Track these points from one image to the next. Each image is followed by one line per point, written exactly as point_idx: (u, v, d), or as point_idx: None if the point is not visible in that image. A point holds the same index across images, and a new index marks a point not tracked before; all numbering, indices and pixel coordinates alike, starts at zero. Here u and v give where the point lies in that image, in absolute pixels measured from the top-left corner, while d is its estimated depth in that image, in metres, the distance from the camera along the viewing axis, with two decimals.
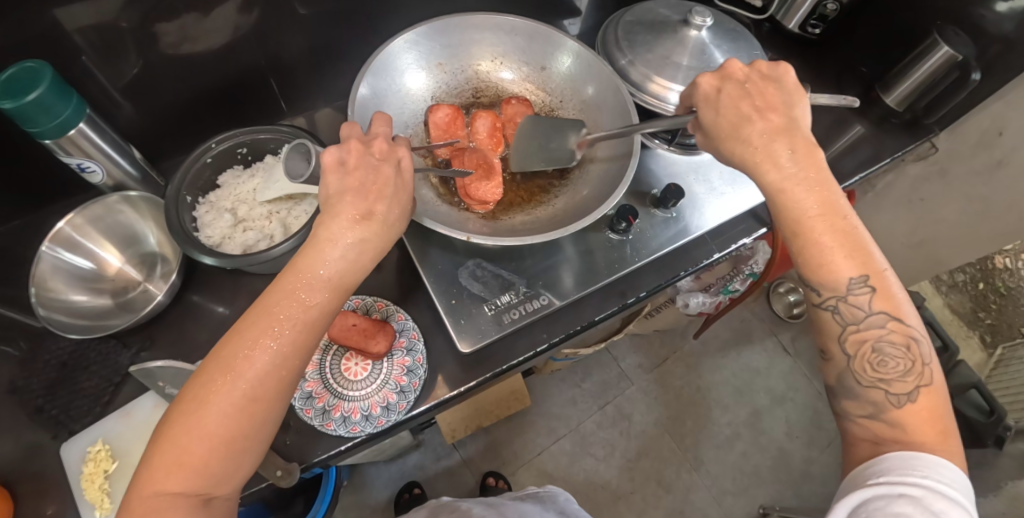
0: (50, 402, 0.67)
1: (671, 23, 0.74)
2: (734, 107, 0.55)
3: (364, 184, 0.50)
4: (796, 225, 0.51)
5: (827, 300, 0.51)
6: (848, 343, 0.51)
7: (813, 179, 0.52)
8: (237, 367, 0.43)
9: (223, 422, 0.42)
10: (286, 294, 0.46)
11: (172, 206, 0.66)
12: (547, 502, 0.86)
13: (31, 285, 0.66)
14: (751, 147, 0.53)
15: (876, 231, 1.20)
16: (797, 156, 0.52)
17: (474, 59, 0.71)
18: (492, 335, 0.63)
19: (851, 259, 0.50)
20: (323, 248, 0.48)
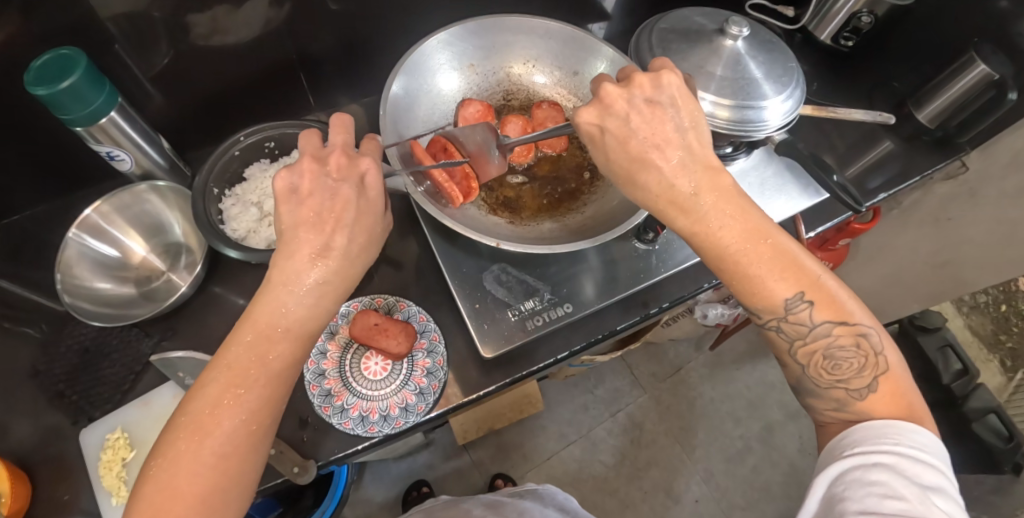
0: (70, 388, 0.69)
1: (706, 32, 0.73)
2: (627, 145, 0.48)
3: (320, 213, 0.48)
4: (718, 262, 0.48)
5: (768, 321, 0.48)
6: (799, 355, 0.49)
7: (722, 209, 0.47)
8: (204, 426, 0.42)
9: (195, 481, 0.41)
10: (243, 349, 0.44)
11: (199, 197, 0.66)
12: (547, 499, 0.85)
13: (57, 271, 0.67)
14: (653, 183, 0.48)
15: (897, 250, 1.16)
16: (699, 191, 0.47)
17: (507, 61, 0.70)
18: (514, 341, 0.62)
19: (784, 278, 0.47)
20: (280, 293, 0.46)
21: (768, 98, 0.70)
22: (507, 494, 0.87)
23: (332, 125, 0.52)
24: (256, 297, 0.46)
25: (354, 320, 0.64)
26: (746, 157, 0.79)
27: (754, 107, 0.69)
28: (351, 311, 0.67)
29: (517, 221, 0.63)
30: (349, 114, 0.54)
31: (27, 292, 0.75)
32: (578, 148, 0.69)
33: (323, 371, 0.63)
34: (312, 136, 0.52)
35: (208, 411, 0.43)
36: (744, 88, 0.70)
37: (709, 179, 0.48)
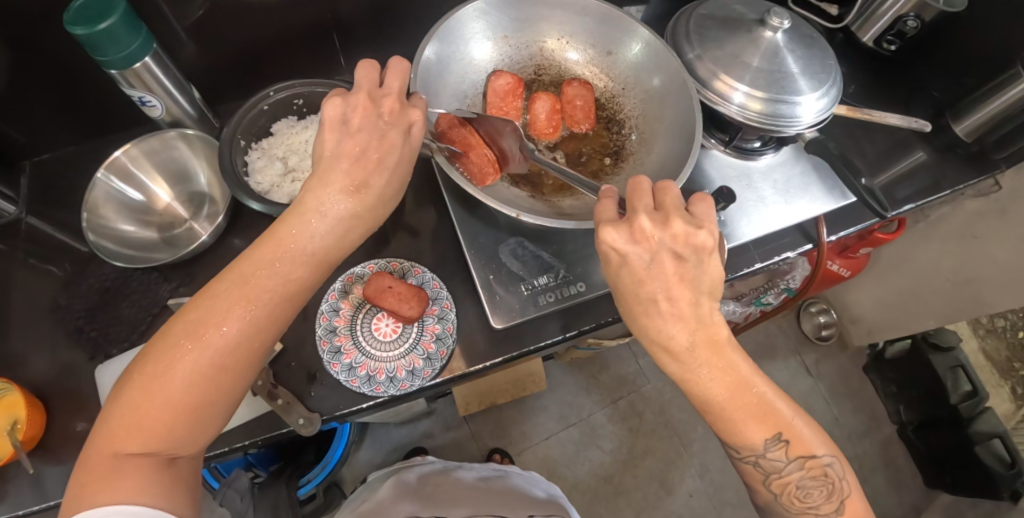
0: (89, 324, 0.71)
1: (746, 21, 0.72)
2: (641, 286, 0.46)
3: (364, 149, 0.49)
4: (703, 406, 0.47)
5: (747, 457, 0.48)
6: (772, 486, 0.49)
7: (714, 364, 0.46)
8: (206, 336, 0.44)
9: (187, 389, 0.43)
10: (269, 268, 0.46)
11: (225, 148, 0.66)
12: (533, 484, 0.87)
13: (84, 210, 0.68)
14: (654, 329, 0.46)
15: (921, 263, 1.14)
16: (697, 349, 0.45)
17: (540, 35, 0.68)
18: (525, 315, 0.62)
19: (763, 423, 0.47)
20: (310, 218, 0.48)
21: (803, 94, 0.69)
22: (491, 472, 0.90)
23: (390, 68, 0.54)
24: (288, 215, 0.48)
25: (369, 282, 0.64)
26: (774, 153, 0.78)
27: (787, 103, 0.69)
28: (366, 272, 0.68)
29: (539, 196, 0.61)
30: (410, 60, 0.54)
31: (56, 233, 0.79)
32: (605, 129, 0.67)
33: (334, 328, 0.65)
34: (370, 70, 0.53)
35: (214, 323, 0.44)
36: (779, 81, 0.69)
37: (710, 328, 0.46)
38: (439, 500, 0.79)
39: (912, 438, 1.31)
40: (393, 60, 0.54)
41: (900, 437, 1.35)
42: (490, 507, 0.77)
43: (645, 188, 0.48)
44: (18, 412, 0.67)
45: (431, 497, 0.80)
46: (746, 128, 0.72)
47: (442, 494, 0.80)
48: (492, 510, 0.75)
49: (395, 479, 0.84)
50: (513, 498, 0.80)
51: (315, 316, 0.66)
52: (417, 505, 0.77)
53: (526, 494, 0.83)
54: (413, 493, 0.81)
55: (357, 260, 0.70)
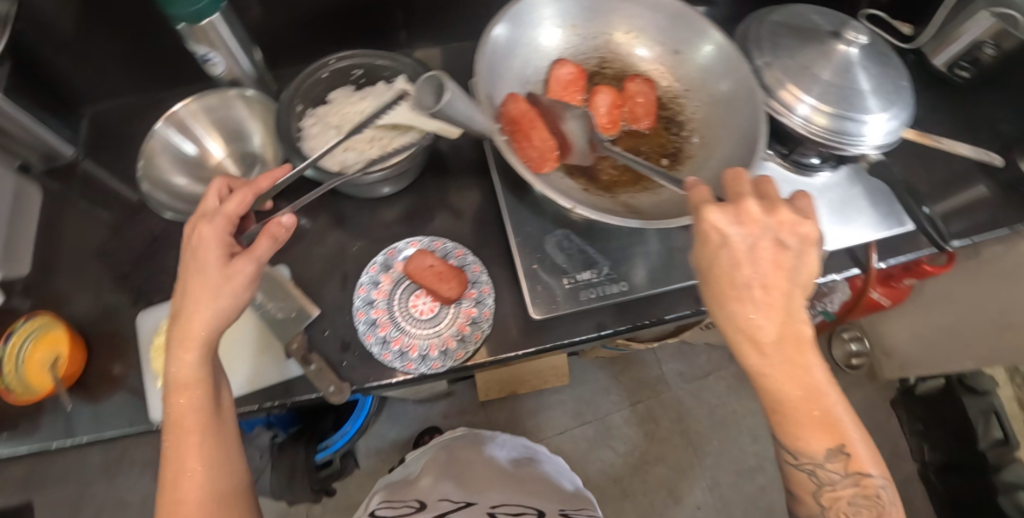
0: (135, 272, 0.74)
1: (821, 33, 0.70)
2: (736, 270, 0.44)
3: (214, 291, 0.49)
4: (772, 404, 0.45)
5: (803, 464, 0.46)
6: (821, 500, 0.47)
7: (793, 362, 0.44)
8: (185, 441, 0.49)
9: (204, 463, 0.49)
10: (216, 319, 0.49)
11: (283, 111, 0.67)
12: (561, 474, 0.87)
13: (140, 158, 0.70)
14: (741, 316, 0.44)
15: (961, 300, 1.08)
16: (782, 343, 0.44)
17: (608, 27, 0.67)
18: (566, 307, 0.61)
19: (828, 432, 0.45)
20: (196, 315, 0.48)
21: (871, 113, 0.66)
22: (522, 451, 0.90)
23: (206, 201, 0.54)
24: (193, 281, 0.49)
25: (411, 259, 0.65)
26: (832, 172, 0.76)
27: (854, 120, 0.66)
28: (408, 249, 0.69)
29: (592, 190, 0.59)
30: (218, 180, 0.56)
31: (111, 179, 0.82)
32: (664, 130, 0.65)
33: (372, 300, 0.65)
34: (201, 219, 0.52)
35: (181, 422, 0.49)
36: (848, 98, 0.67)
37: (799, 323, 0.45)
38: (472, 484, 0.75)
39: (931, 478, 1.28)
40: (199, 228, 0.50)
41: (920, 477, 1.31)
42: (513, 494, 0.75)
43: (747, 180, 0.47)
44: (59, 349, 0.70)
45: (464, 478, 0.76)
46: (808, 142, 0.70)
47: (475, 478, 0.77)
48: (526, 499, 0.72)
49: (432, 457, 0.83)
50: (546, 491, 0.78)
51: (355, 286, 0.67)
52: (448, 485, 0.74)
53: (555, 487, 0.81)
54: (446, 473, 0.78)
55: (402, 235, 0.71)
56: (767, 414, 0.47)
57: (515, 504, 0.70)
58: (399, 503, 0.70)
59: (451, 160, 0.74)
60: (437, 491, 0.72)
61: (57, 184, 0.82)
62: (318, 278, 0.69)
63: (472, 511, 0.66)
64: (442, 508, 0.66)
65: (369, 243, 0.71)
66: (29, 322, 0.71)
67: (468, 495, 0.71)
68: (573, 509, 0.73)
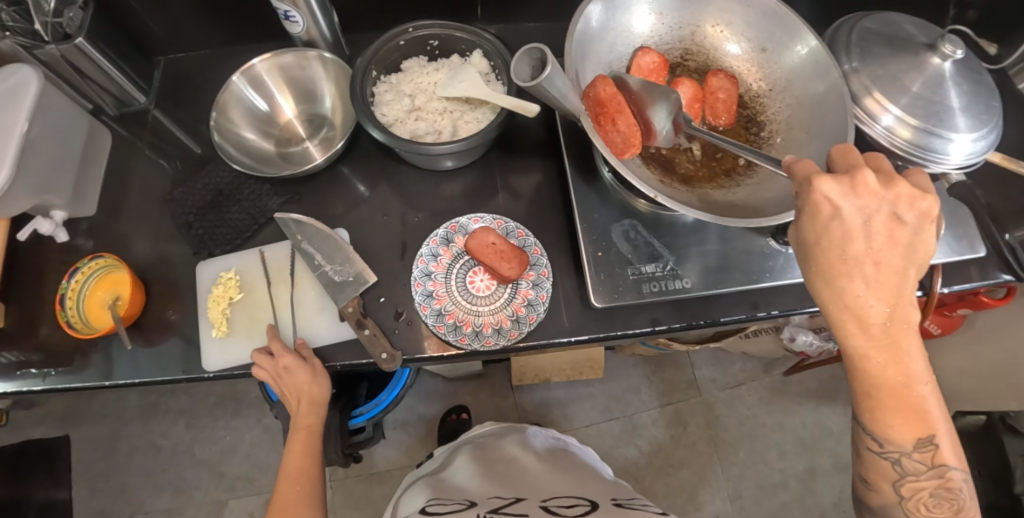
0: (198, 221, 0.74)
1: (915, 44, 0.67)
2: (848, 245, 0.43)
3: (298, 380, 0.65)
4: (865, 387, 0.45)
5: (889, 452, 0.47)
6: (902, 487, 0.48)
7: (895, 346, 0.44)
8: (293, 472, 0.70)
9: (301, 494, 0.69)
10: (313, 401, 0.68)
11: (359, 76, 0.66)
12: (596, 464, 0.88)
13: (214, 109, 0.71)
14: (848, 295, 0.43)
15: (1016, 338, 1.03)
16: (888, 324, 0.43)
17: (696, 19, 0.65)
18: (628, 299, 0.61)
19: (919, 421, 0.45)
20: (303, 395, 0.66)
21: (959, 131, 0.64)
22: (554, 442, 0.91)
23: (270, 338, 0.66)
24: (292, 384, 0.65)
25: (473, 235, 0.65)
26: None
27: (941, 137, 0.64)
28: (470, 225, 0.69)
29: (667, 182, 0.58)
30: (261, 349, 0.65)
31: (179, 130, 0.83)
32: (743, 129, 0.63)
33: (430, 272, 0.66)
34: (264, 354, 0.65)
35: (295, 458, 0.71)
36: (938, 114, 0.64)
37: (904, 305, 0.44)
38: (518, 477, 0.76)
39: None
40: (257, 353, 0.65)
41: None
42: (547, 481, 0.75)
43: (856, 153, 0.46)
44: (120, 290, 0.73)
45: (508, 472, 0.78)
46: (889, 156, 0.67)
47: (519, 470, 0.79)
48: (575, 489, 0.73)
49: (468, 452, 0.85)
50: (592, 480, 0.78)
51: (414, 257, 0.68)
52: (493, 481, 0.75)
53: (598, 475, 0.82)
54: (488, 467, 0.79)
55: (461, 210, 0.71)
56: (855, 397, 0.47)
57: (566, 496, 0.71)
58: (447, 499, 0.72)
59: (518, 140, 0.74)
60: (485, 488, 0.73)
61: (126, 130, 0.84)
62: (378, 246, 0.69)
63: (524, 506, 0.67)
64: (494, 505, 0.68)
65: (429, 215, 0.71)
66: (91, 262, 0.72)
67: (517, 489, 0.72)
68: (625, 499, 0.73)
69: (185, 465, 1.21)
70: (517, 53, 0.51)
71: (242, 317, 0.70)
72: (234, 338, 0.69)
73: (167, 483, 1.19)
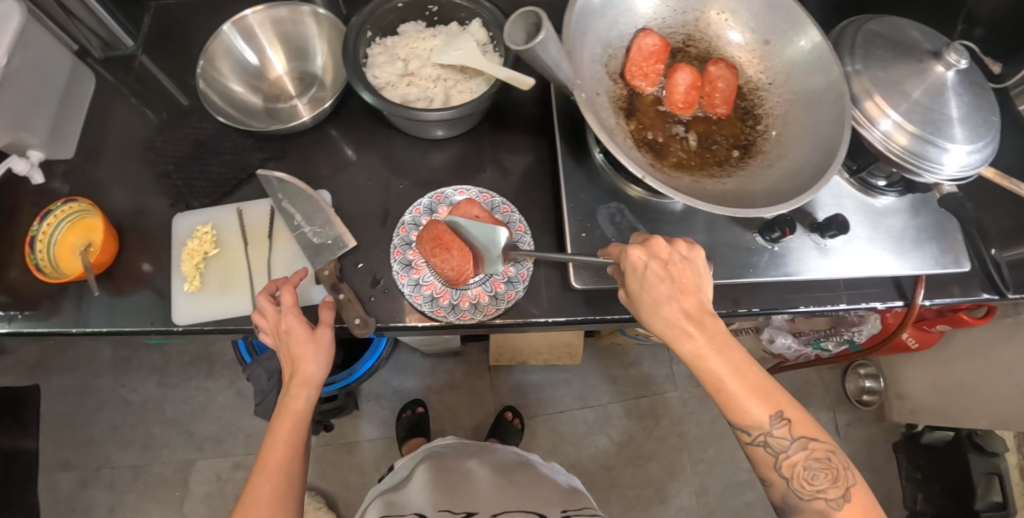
0: (178, 172, 0.72)
1: (919, 50, 0.66)
2: (655, 286, 0.50)
3: (299, 342, 0.58)
4: (715, 389, 0.50)
5: (757, 438, 0.50)
6: (781, 469, 0.51)
7: (720, 348, 0.49)
8: (264, 468, 0.57)
9: (270, 498, 0.56)
10: (307, 377, 0.58)
11: (353, 34, 0.64)
12: (558, 474, 0.90)
13: (201, 57, 0.68)
14: (662, 323, 0.50)
15: (993, 359, 1.04)
16: (715, 341, 0.49)
17: (701, 4, 0.64)
18: (606, 282, 0.60)
19: (763, 401, 0.50)
20: (303, 361, 0.58)
21: (954, 142, 0.63)
22: (515, 456, 0.91)
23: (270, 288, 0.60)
24: (295, 349, 0.58)
25: (457, 206, 0.64)
26: (895, 198, 0.73)
27: (937, 146, 0.63)
28: (455, 197, 0.67)
29: (657, 166, 0.57)
30: (261, 291, 0.59)
31: (166, 78, 0.81)
32: (739, 120, 0.62)
33: (411, 241, 0.65)
34: (265, 300, 0.59)
35: (267, 449, 0.58)
36: (935, 122, 0.63)
37: (723, 333, 0.50)
38: (470, 491, 0.79)
39: None
40: (257, 297, 0.59)
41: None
42: (515, 498, 0.78)
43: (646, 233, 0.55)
44: (92, 237, 0.70)
45: (460, 485, 0.80)
46: (883, 160, 0.67)
47: (472, 484, 0.81)
48: (526, 505, 0.76)
49: (427, 465, 0.85)
50: (542, 493, 0.81)
51: (395, 224, 0.66)
52: (442, 494, 0.78)
53: (553, 485, 0.85)
54: (442, 478, 0.82)
55: (447, 182, 0.70)
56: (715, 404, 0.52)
57: (516, 512, 0.74)
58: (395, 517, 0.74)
59: (509, 117, 0.72)
60: (434, 500, 0.76)
61: (110, 74, 0.81)
62: (359, 211, 0.68)
63: None
64: None
65: (414, 184, 0.70)
66: (66, 205, 0.70)
67: (468, 504, 0.76)
68: (574, 510, 0.77)
69: (154, 423, 1.19)
70: (512, 17, 0.50)
71: (215, 272, 0.69)
72: (206, 293, 0.67)
73: (135, 439, 1.18)
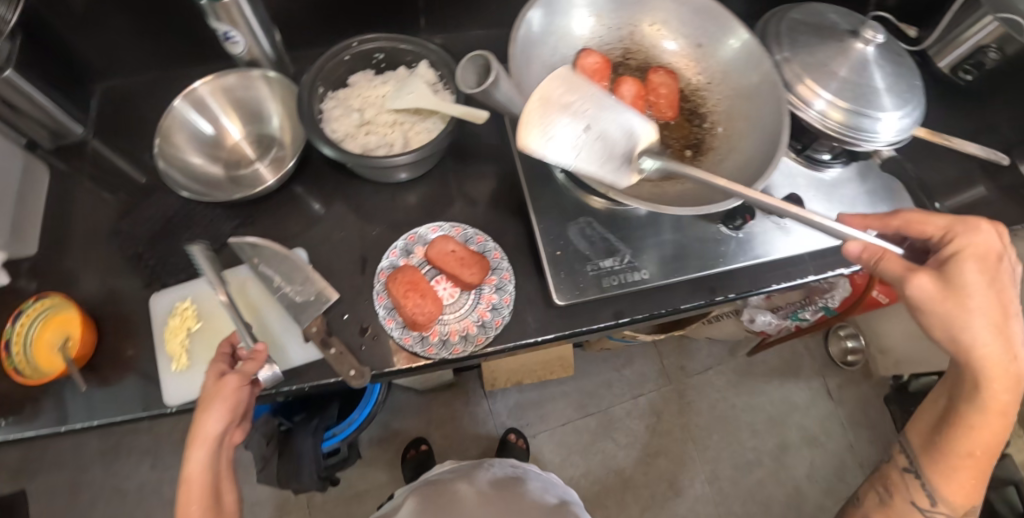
0: (150, 253, 0.73)
1: (838, 32, 0.71)
2: (964, 290, 0.50)
3: (232, 371, 0.57)
4: (974, 384, 0.52)
5: (979, 434, 0.52)
6: (950, 449, 0.54)
7: (1000, 344, 0.51)
8: (186, 494, 0.55)
9: None
10: (208, 440, 0.55)
11: (305, 93, 0.66)
12: (550, 488, 0.89)
13: (157, 136, 0.69)
14: (957, 321, 0.51)
15: None
16: (996, 334, 0.51)
17: (634, 19, 0.67)
18: (590, 294, 0.63)
19: (1006, 385, 0.51)
20: (226, 388, 0.56)
21: (885, 110, 0.67)
22: (511, 470, 0.90)
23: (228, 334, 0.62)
24: (224, 382, 0.57)
25: (433, 244, 0.66)
26: (842, 167, 0.76)
27: (870, 117, 0.67)
28: (428, 234, 0.69)
29: None
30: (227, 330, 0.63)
31: (121, 158, 0.81)
32: (686, 121, 0.65)
33: None
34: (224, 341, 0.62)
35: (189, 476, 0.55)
36: (865, 95, 0.68)
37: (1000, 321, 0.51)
38: None
39: None
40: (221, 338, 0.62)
41: None
42: None
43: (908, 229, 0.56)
44: (70, 329, 0.69)
45: None
46: (821, 137, 0.70)
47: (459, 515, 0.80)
48: None
49: (418, 493, 0.85)
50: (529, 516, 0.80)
51: (375, 271, 0.68)
52: None
53: (541, 505, 0.84)
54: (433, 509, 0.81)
55: (420, 221, 0.71)
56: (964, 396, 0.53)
57: None
58: None
59: (469, 150, 0.75)
60: None
61: (64, 163, 0.80)
62: (338, 263, 0.69)
63: None
64: None
65: (387, 227, 0.71)
66: (37, 303, 0.69)
67: None
68: None
69: (154, 507, 1.16)
70: (461, 63, 0.53)
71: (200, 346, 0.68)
72: (194, 370, 0.67)
73: None
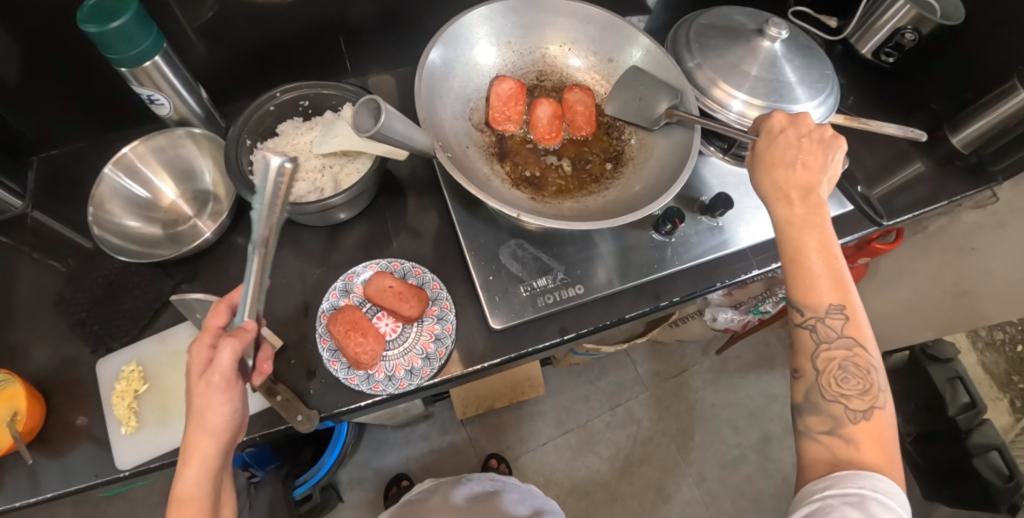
0: (92, 318, 0.71)
1: (745, 32, 0.73)
2: (776, 161, 0.56)
3: (209, 372, 0.49)
4: (790, 255, 0.53)
5: (806, 320, 0.52)
6: (819, 359, 0.51)
7: (812, 224, 0.53)
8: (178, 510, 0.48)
9: None
10: (215, 434, 0.49)
11: (231, 146, 0.66)
12: (525, 499, 0.88)
13: (89, 205, 0.69)
14: (769, 182, 0.55)
15: (915, 276, 1.11)
16: (807, 202, 0.54)
17: (544, 42, 0.69)
18: (526, 314, 0.65)
19: (823, 261, 0.52)
20: (209, 395, 0.49)
21: (798, 102, 0.70)
22: (489, 484, 0.89)
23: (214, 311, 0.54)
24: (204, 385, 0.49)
25: (370, 281, 0.67)
26: None
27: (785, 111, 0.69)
28: (367, 272, 0.69)
29: (539, 198, 0.61)
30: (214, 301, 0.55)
31: (62, 228, 0.80)
32: (605, 135, 0.67)
33: None
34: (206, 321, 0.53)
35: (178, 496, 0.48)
36: (776, 90, 0.70)
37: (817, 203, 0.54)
38: None
39: (909, 449, 1.28)
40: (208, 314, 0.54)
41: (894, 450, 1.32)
42: None
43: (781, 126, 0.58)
44: (18, 403, 0.66)
45: None
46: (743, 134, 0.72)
47: None
48: None
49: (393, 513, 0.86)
50: None
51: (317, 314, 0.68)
52: None
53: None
54: None
55: (361, 259, 0.72)
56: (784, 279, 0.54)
57: None
58: None
59: (404, 185, 0.76)
60: None
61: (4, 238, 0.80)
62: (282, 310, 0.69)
63: None
64: None
65: (329, 268, 0.71)
66: None
67: None
68: None
69: None
70: (359, 106, 0.56)
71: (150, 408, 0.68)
72: (144, 432, 0.66)
73: None
